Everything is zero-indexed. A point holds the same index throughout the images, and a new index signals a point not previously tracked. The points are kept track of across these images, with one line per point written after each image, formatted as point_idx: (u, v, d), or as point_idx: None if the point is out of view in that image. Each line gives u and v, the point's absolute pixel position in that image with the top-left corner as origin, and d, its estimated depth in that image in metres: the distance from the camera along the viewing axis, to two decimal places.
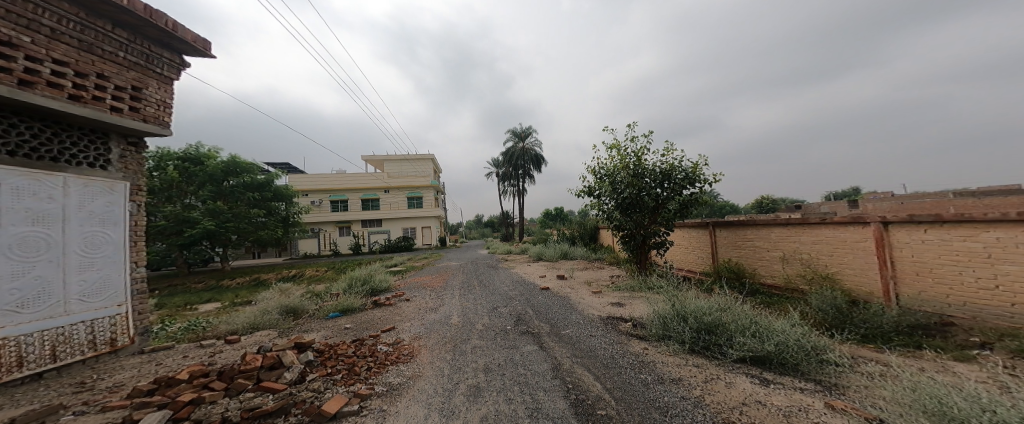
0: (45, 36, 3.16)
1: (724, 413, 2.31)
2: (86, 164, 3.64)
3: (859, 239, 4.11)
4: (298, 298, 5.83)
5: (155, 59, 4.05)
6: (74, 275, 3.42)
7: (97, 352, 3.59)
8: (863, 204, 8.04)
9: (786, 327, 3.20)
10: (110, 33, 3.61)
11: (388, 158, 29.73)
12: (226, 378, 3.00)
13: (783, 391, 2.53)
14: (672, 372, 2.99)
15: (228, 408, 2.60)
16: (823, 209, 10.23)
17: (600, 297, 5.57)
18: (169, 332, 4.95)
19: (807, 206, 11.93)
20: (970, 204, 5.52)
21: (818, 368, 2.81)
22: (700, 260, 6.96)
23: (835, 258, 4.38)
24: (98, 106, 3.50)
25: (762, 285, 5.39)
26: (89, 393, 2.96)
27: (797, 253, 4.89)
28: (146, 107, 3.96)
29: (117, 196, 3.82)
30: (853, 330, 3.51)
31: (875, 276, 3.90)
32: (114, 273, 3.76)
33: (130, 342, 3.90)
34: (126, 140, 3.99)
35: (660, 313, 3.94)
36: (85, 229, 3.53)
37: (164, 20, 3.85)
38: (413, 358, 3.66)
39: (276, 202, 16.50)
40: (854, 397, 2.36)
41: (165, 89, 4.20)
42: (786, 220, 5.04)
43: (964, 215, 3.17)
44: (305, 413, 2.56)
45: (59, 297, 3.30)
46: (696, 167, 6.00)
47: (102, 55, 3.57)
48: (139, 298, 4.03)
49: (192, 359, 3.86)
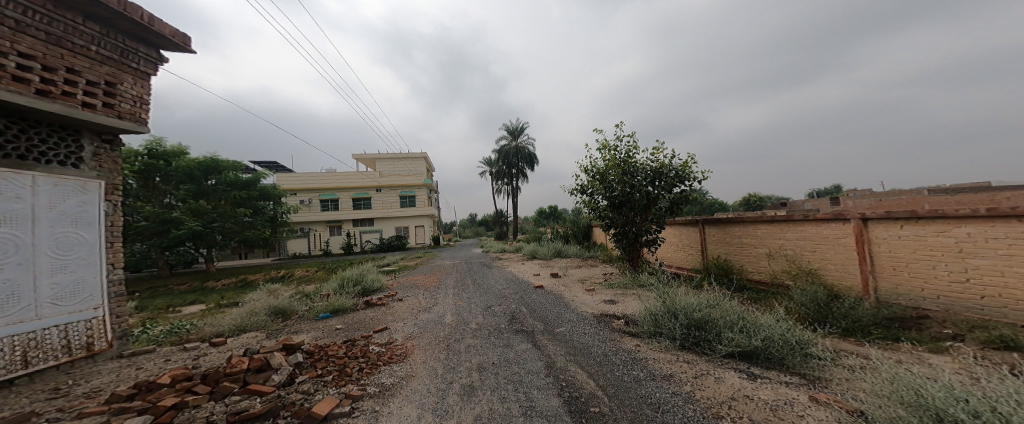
0: (10, 28, 2.98)
1: (713, 407, 2.36)
2: (57, 162, 3.45)
3: (841, 235, 4.26)
4: (287, 299, 5.69)
5: (130, 54, 3.85)
6: (46, 278, 3.26)
7: (73, 357, 3.44)
8: (845, 200, 8.32)
9: (772, 322, 3.30)
10: (82, 26, 3.42)
11: (377, 155, 29.18)
12: (211, 382, 2.92)
13: (770, 385, 2.61)
14: (664, 368, 3.05)
15: (214, 412, 2.55)
16: (808, 206, 10.55)
17: (593, 295, 5.63)
18: (151, 335, 4.79)
19: (794, 203, 12.20)
20: (944, 201, 5.76)
21: (803, 362, 2.92)
22: (690, 257, 7.11)
23: (818, 254, 4.53)
24: (69, 102, 3.31)
25: (749, 280, 5.54)
26: (65, 399, 2.84)
27: (782, 249, 5.03)
28: (121, 103, 3.77)
29: (91, 196, 3.63)
30: (835, 324, 3.64)
31: (856, 270, 4.06)
32: (89, 275, 3.59)
33: (108, 346, 3.75)
34: (100, 137, 3.80)
35: (652, 309, 4.01)
36: (57, 230, 3.35)
37: (140, 13, 3.65)
38: (405, 358, 3.63)
39: (263, 202, 16.03)
40: (837, 390, 2.47)
41: (142, 84, 4.00)
42: (772, 218, 5.18)
43: (937, 212, 3.31)
44: (295, 415, 2.51)
45: (29, 300, 3.14)
46: (686, 165, 6.07)
47: (72, 49, 3.37)
48: (116, 301, 3.88)
49: (175, 363, 3.74)
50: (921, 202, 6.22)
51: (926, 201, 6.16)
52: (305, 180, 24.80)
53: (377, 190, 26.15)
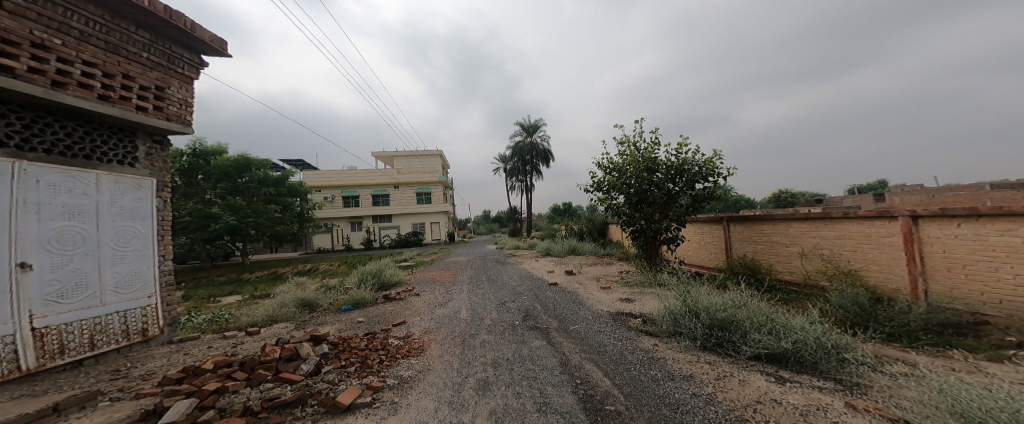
0: (75, 38, 3.33)
1: (737, 410, 2.25)
2: (116, 162, 3.85)
3: (886, 234, 3.91)
4: (313, 292, 6.00)
5: (176, 59, 4.23)
6: (109, 267, 3.64)
7: (131, 341, 3.82)
8: (892, 198, 7.64)
9: (805, 324, 3.09)
10: (135, 34, 3.80)
11: (396, 154, 30.14)
12: (248, 369, 3.14)
13: (800, 389, 2.45)
14: (684, 369, 2.94)
15: (250, 398, 2.73)
16: (848, 203, 9.79)
17: (609, 293, 5.50)
18: (195, 323, 5.21)
19: (831, 200, 11.35)
20: (1011, 197, 5.15)
21: (839, 367, 2.71)
22: (713, 256, 6.80)
23: (859, 254, 4.19)
24: (126, 106, 3.69)
25: (779, 281, 5.21)
26: (124, 380, 3.16)
27: (817, 248, 4.69)
28: (169, 106, 4.16)
29: (144, 192, 4.03)
30: (877, 328, 3.35)
31: (903, 272, 3.72)
32: (144, 266, 3.98)
33: (160, 332, 4.14)
34: (151, 138, 4.20)
35: (672, 308, 3.87)
36: (118, 224, 3.74)
37: (183, 20, 4.02)
38: (422, 352, 3.73)
39: (291, 198, 16.93)
40: (876, 397, 2.28)
41: (186, 88, 4.39)
42: (806, 215, 4.85)
43: (1002, 209, 2.97)
44: (321, 404, 2.64)
45: (95, 287, 3.52)
46: (711, 161, 5.82)
47: (127, 56, 3.75)
48: (167, 290, 4.26)
49: (217, 349, 4.05)
50: (982, 198, 5.60)
51: (989, 197, 5.53)
52: (329, 178, 26.02)
53: (396, 188, 26.97)
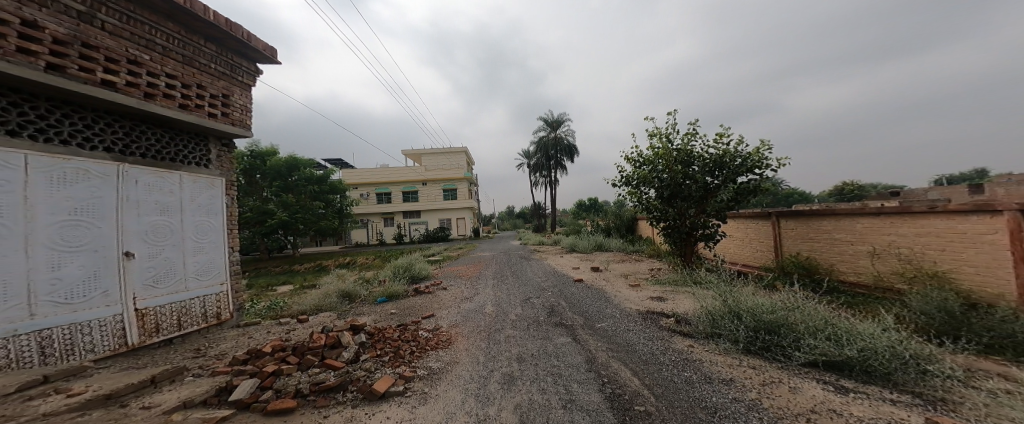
0: (159, 53, 3.90)
1: (785, 418, 2.02)
2: (194, 163, 4.49)
3: (986, 231, 3.27)
4: (353, 285, 6.46)
5: (237, 69, 4.89)
6: (191, 256, 4.25)
7: (208, 324, 4.42)
8: (992, 190, 6.42)
9: (873, 332, 2.69)
10: (204, 46, 4.41)
11: (424, 152, 31.37)
12: (299, 354, 3.46)
13: (865, 400, 2.14)
14: (722, 372, 2.71)
15: (301, 381, 2.99)
16: (931, 196, 8.42)
17: (639, 291, 5.24)
18: (257, 310, 5.85)
19: (906, 193, 9.84)
20: None
21: (918, 379, 2.32)
22: (758, 254, 6.20)
23: (948, 254, 3.56)
24: (200, 113, 4.32)
25: (842, 283, 4.59)
26: (203, 358, 3.65)
27: (892, 247, 4.05)
28: (233, 112, 4.84)
29: (215, 190, 4.66)
30: (971, 339, 2.81)
31: (1009, 274, 3.09)
32: (216, 255, 4.59)
33: (230, 316, 4.75)
34: (221, 142, 4.87)
35: (710, 309, 3.59)
36: (196, 218, 4.36)
37: (241, 31, 4.60)
38: (450, 345, 3.83)
39: (332, 196, 18.30)
40: (967, 415, 1.91)
41: (245, 95, 5.05)
42: (877, 209, 4.22)
43: None
44: (359, 390, 2.83)
45: (181, 274, 4.13)
46: (757, 151, 5.31)
47: (199, 67, 4.35)
48: (234, 278, 4.86)
49: (273, 334, 4.52)
50: None
51: None
52: (365, 177, 27.77)
53: (425, 186, 28.10)
